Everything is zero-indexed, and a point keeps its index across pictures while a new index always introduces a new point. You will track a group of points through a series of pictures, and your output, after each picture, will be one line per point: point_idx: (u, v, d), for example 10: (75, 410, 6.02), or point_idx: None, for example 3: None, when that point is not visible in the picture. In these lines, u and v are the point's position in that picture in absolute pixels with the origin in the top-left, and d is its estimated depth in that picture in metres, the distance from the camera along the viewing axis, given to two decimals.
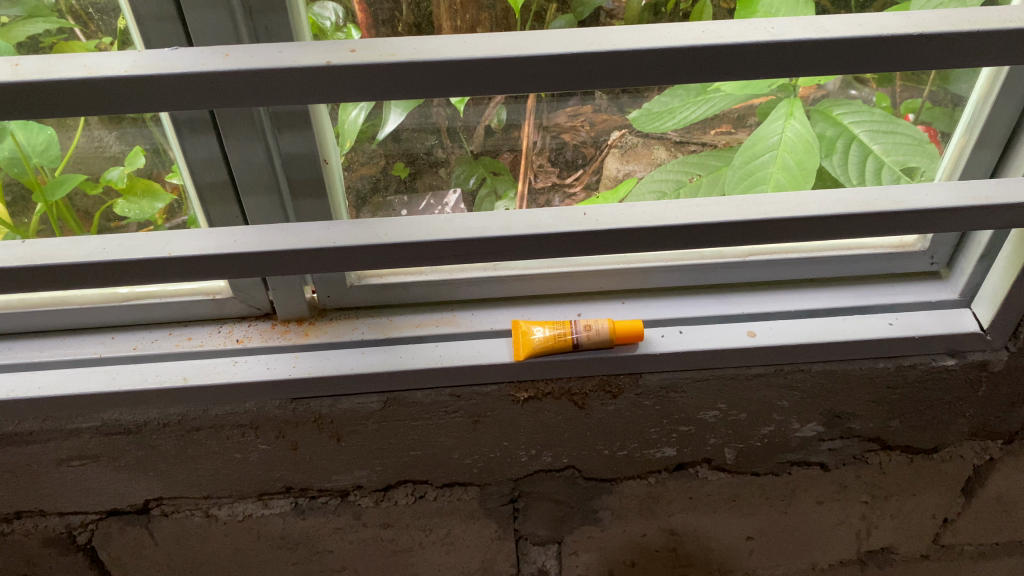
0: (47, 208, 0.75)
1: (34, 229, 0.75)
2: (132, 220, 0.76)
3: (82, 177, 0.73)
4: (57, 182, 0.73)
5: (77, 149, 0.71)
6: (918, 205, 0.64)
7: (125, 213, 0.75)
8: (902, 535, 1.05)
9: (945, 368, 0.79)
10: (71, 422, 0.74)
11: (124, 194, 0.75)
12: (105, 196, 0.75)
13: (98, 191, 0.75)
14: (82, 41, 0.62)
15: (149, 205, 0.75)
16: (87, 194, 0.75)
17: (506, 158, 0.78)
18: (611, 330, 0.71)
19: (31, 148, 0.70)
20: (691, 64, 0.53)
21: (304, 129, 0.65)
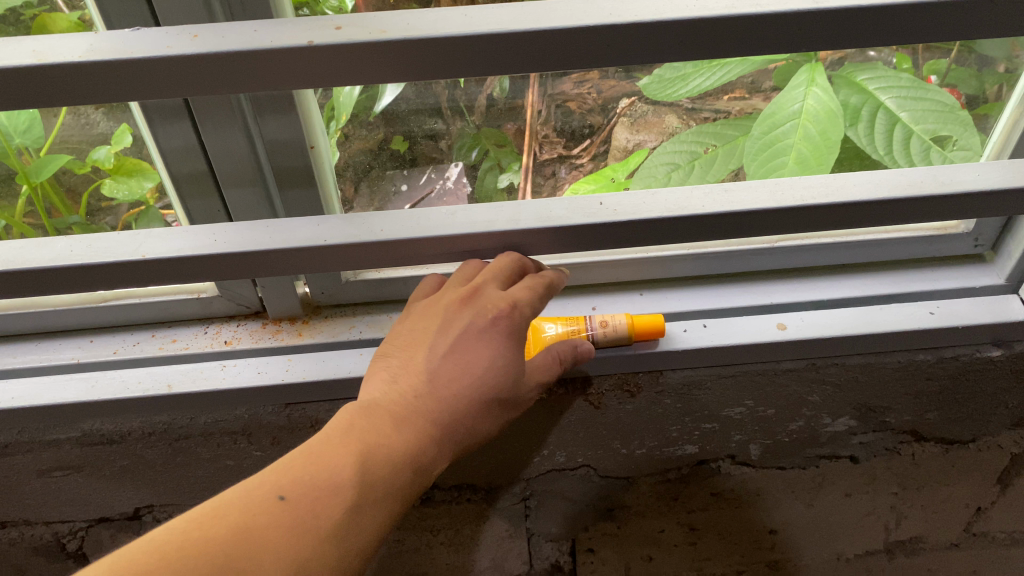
0: (31, 190, 0.70)
1: (20, 212, 0.71)
2: (122, 202, 0.70)
3: (68, 157, 0.68)
4: (42, 162, 0.68)
5: (61, 129, 0.66)
6: (970, 187, 0.58)
7: (115, 193, 0.69)
8: (933, 524, 1.00)
9: (990, 359, 0.73)
10: (49, 433, 0.69)
11: (111, 174, 0.68)
12: (94, 175, 0.69)
13: (87, 170, 0.69)
14: (64, 13, 0.56)
15: (138, 185, 0.68)
16: (75, 172, 0.70)
17: (510, 129, 0.71)
18: (630, 326, 0.65)
19: (12, 127, 0.65)
20: (722, 37, 0.46)
21: (288, 114, 0.58)
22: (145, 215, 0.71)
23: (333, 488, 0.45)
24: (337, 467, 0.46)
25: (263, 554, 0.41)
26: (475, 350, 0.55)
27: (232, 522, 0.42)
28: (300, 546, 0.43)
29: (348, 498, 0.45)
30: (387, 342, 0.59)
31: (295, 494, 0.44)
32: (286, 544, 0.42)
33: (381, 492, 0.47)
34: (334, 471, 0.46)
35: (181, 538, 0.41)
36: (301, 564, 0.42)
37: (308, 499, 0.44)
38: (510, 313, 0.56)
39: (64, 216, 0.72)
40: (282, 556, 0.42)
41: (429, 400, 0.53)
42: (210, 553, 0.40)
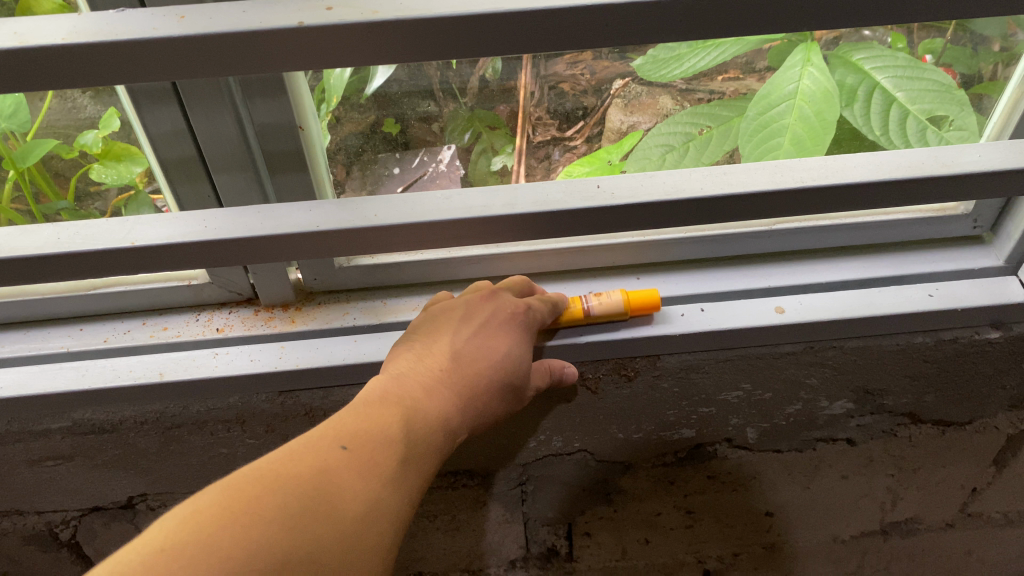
0: (18, 176, 0.68)
1: (7, 198, 0.70)
2: (110, 185, 0.69)
3: (55, 141, 0.67)
4: (28, 148, 0.66)
5: (48, 113, 0.64)
6: (971, 168, 0.57)
7: (102, 177, 0.68)
8: (928, 505, 1.01)
9: (988, 340, 0.72)
10: (39, 423, 0.68)
11: (99, 159, 0.67)
12: (82, 159, 0.68)
13: (75, 155, 0.68)
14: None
15: (127, 169, 0.67)
16: (63, 157, 0.68)
17: (503, 111, 0.70)
18: (625, 299, 0.65)
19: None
20: (721, 16, 0.45)
21: (279, 98, 0.57)
22: (135, 199, 0.70)
23: (387, 440, 0.49)
24: (386, 424, 0.50)
25: (342, 488, 0.44)
26: (498, 335, 0.60)
27: (308, 461, 0.45)
28: (370, 486, 0.45)
29: (401, 449, 0.49)
30: (405, 333, 0.63)
31: (356, 443, 0.47)
32: (359, 481, 0.45)
33: (424, 449, 0.51)
34: (385, 427, 0.50)
35: (265, 477, 0.43)
36: (375, 499, 0.45)
37: (368, 451, 0.47)
38: (526, 311, 0.62)
39: (52, 201, 0.71)
40: (357, 491, 0.45)
41: (456, 376, 0.57)
42: (298, 486, 0.43)
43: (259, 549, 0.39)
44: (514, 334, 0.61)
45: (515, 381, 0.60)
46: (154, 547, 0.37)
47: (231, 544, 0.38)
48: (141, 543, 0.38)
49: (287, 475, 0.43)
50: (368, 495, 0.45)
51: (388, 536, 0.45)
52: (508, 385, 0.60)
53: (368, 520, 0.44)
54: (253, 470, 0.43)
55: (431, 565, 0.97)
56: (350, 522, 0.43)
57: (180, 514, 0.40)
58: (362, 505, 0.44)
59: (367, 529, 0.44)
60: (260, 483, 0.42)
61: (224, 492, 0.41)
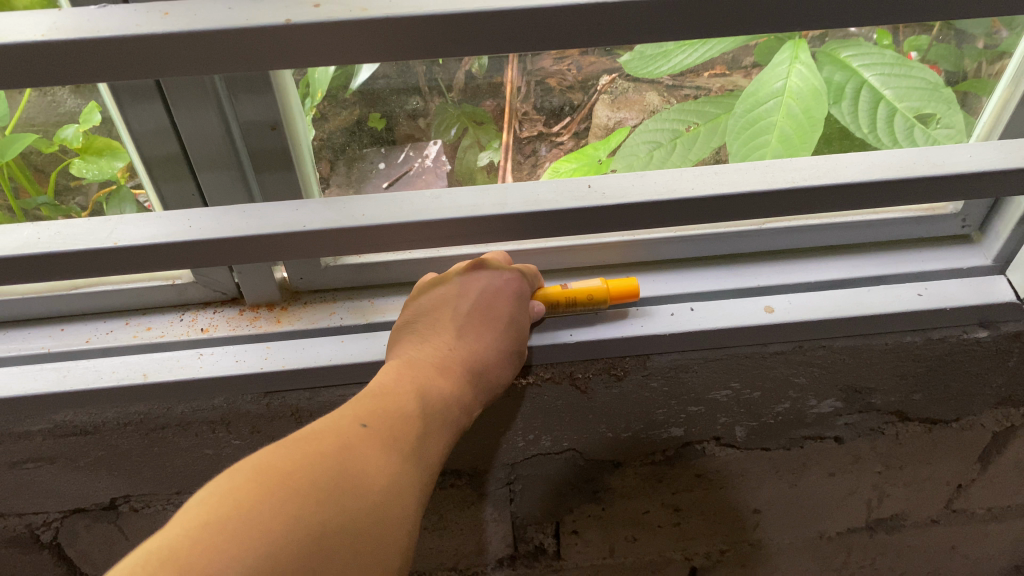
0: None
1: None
2: (91, 180, 0.67)
3: (35, 135, 0.66)
4: (6, 141, 0.65)
5: (27, 107, 0.64)
6: (962, 168, 0.57)
7: (83, 173, 0.67)
8: (914, 502, 1.01)
9: (976, 340, 0.72)
10: (19, 425, 0.67)
11: (81, 153, 0.66)
12: (62, 154, 0.67)
13: (55, 149, 0.67)
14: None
15: (109, 165, 0.66)
16: (42, 151, 0.67)
17: (490, 106, 0.70)
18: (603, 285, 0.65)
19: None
20: (714, 16, 0.45)
21: (264, 94, 0.56)
22: (117, 195, 0.69)
23: (400, 420, 0.51)
24: (397, 404, 0.53)
25: (368, 465, 0.46)
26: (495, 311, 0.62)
27: (333, 441, 0.46)
28: (390, 463, 0.48)
29: (413, 428, 0.52)
30: (404, 311, 0.64)
31: (373, 424, 0.50)
32: (381, 457, 0.47)
33: (434, 428, 0.54)
34: (397, 407, 0.52)
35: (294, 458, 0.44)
36: (397, 474, 0.48)
37: (384, 430, 0.50)
38: (517, 281, 0.64)
39: (31, 196, 0.70)
40: (379, 468, 0.47)
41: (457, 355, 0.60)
42: (329, 463, 0.44)
43: (298, 523, 0.40)
44: (511, 307, 0.63)
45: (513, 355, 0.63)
46: (199, 524, 0.38)
47: (273, 518, 0.39)
48: (181, 522, 0.39)
49: (316, 454, 0.45)
50: (391, 471, 0.47)
51: (411, 511, 0.48)
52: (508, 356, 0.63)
53: (391, 495, 0.46)
54: (284, 450, 0.44)
55: (418, 564, 0.97)
56: (378, 498, 0.45)
57: (217, 493, 0.40)
58: (386, 481, 0.47)
59: (393, 504, 0.46)
60: (292, 462, 0.43)
61: (259, 471, 0.42)
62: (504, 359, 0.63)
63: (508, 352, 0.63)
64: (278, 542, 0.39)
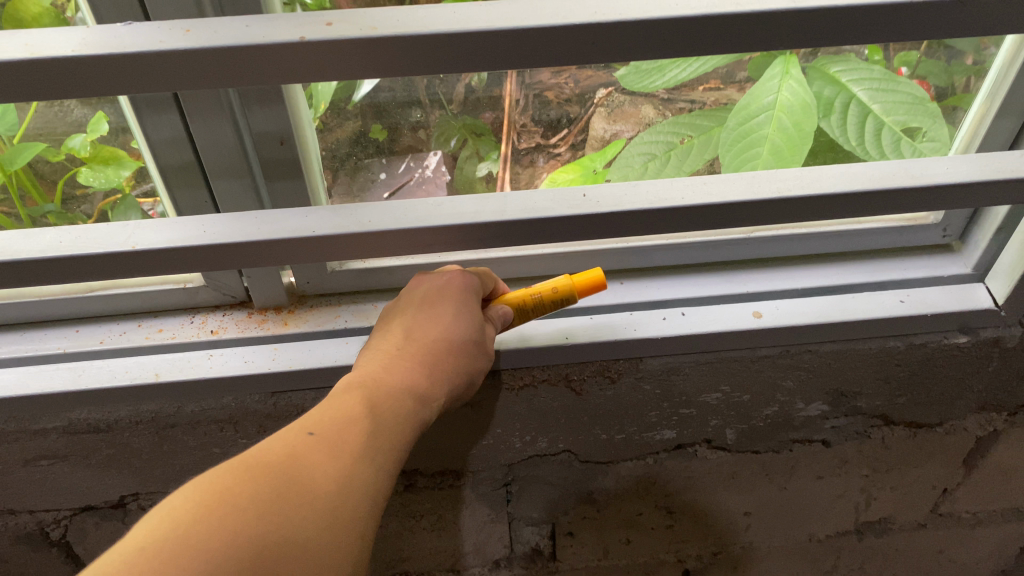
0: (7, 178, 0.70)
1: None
2: (97, 188, 0.71)
3: (44, 144, 0.69)
4: (15, 150, 0.68)
5: (35, 117, 0.66)
6: (939, 180, 0.60)
7: (90, 181, 0.70)
8: (901, 505, 1.04)
9: (957, 345, 0.75)
10: (35, 422, 0.69)
11: (88, 162, 0.69)
12: (69, 162, 0.70)
13: (62, 158, 0.70)
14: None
15: (115, 174, 0.69)
16: (50, 160, 0.70)
17: (488, 117, 0.73)
18: (568, 284, 0.64)
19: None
20: (701, 36, 0.48)
21: (276, 106, 0.59)
22: (122, 203, 0.72)
23: (348, 425, 0.50)
24: (347, 408, 0.51)
25: (310, 467, 0.46)
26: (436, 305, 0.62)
27: (274, 453, 0.46)
28: (339, 472, 0.47)
29: (364, 429, 0.50)
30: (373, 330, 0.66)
31: (317, 430, 0.49)
32: (327, 467, 0.46)
33: (390, 426, 0.53)
34: (346, 408, 0.51)
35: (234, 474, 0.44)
36: (345, 475, 0.47)
37: (333, 438, 0.49)
38: (463, 275, 0.64)
39: (38, 204, 0.72)
40: (327, 479, 0.46)
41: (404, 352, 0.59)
42: (269, 471, 0.44)
43: (232, 544, 0.40)
44: (454, 297, 0.62)
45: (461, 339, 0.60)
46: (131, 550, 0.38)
47: (205, 540, 0.39)
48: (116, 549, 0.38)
49: (254, 468, 0.44)
50: (338, 473, 0.47)
51: (367, 509, 0.47)
52: (465, 346, 0.61)
53: (339, 506, 0.45)
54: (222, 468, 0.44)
55: (417, 565, 0.99)
56: (323, 502, 0.45)
57: (154, 518, 0.40)
58: (332, 485, 0.46)
59: (340, 507, 0.45)
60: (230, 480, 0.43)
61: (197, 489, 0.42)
62: (464, 349, 0.61)
63: (465, 340, 0.61)
64: (213, 555, 0.39)
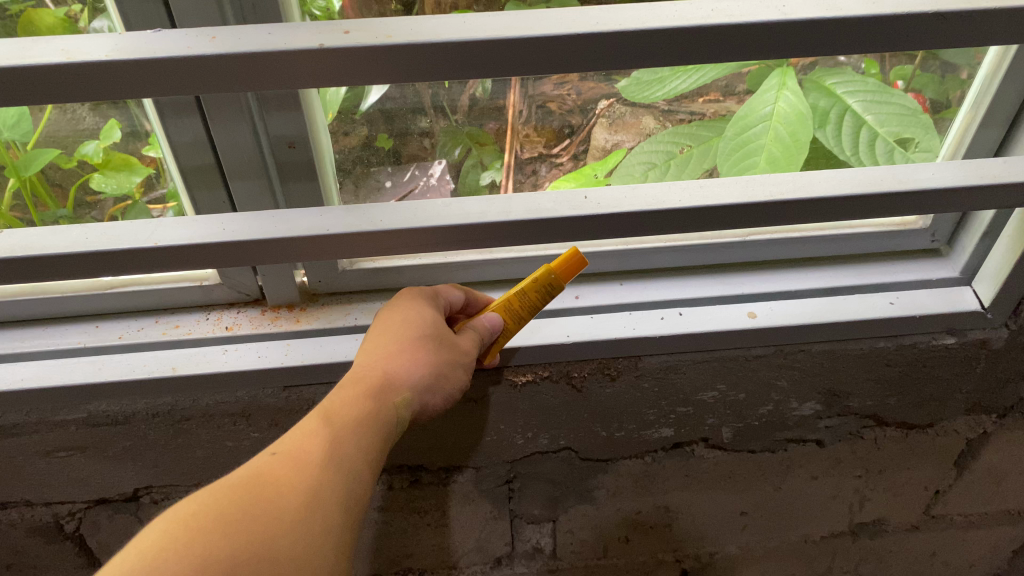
0: (21, 184, 0.73)
1: (7, 204, 0.74)
2: (109, 195, 0.75)
3: (58, 151, 0.73)
4: (30, 156, 0.72)
5: (49, 123, 0.70)
6: (925, 185, 0.63)
7: (102, 187, 0.74)
8: (894, 507, 1.06)
9: (945, 346, 0.78)
10: (56, 414, 0.72)
11: (100, 168, 0.73)
12: (80, 169, 0.73)
13: (74, 165, 0.73)
14: (50, 9, 0.61)
15: (126, 180, 0.73)
16: (61, 167, 0.74)
17: (492, 128, 0.76)
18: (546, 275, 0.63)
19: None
20: (697, 45, 0.51)
21: (293, 111, 0.62)
22: (133, 208, 0.75)
23: (312, 436, 0.52)
24: (311, 421, 0.53)
25: (277, 483, 0.48)
26: (403, 309, 0.63)
27: (241, 477, 0.48)
28: (305, 481, 0.49)
29: (327, 436, 0.52)
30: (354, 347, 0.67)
31: (283, 449, 0.51)
32: (293, 480, 0.48)
33: (356, 427, 0.54)
34: (308, 424, 0.53)
35: (204, 503, 0.45)
36: (314, 489, 0.48)
37: (299, 451, 0.51)
38: (429, 291, 0.67)
39: (50, 209, 0.75)
40: (294, 490, 0.48)
41: (374, 355, 0.60)
42: (235, 493, 0.46)
43: (204, 562, 0.42)
44: (419, 302, 0.64)
45: (427, 335, 0.62)
46: None
47: (174, 564, 0.41)
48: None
49: (227, 493, 0.46)
50: (307, 489, 0.48)
51: (337, 512, 0.49)
52: (429, 343, 0.61)
53: (309, 514, 0.47)
54: (193, 495, 0.45)
55: (420, 561, 1.02)
56: (291, 512, 0.46)
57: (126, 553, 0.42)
58: (302, 502, 0.47)
59: (312, 520, 0.47)
60: (204, 507, 0.45)
61: (168, 520, 0.44)
62: (424, 344, 0.61)
63: (423, 336, 0.62)
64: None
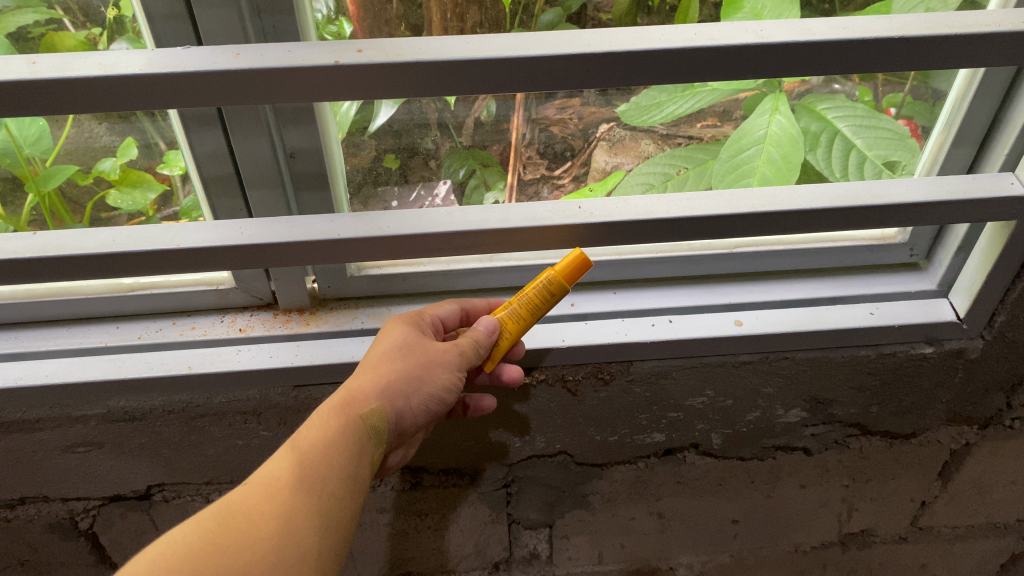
0: (40, 198, 0.77)
1: (26, 219, 0.78)
2: (124, 211, 0.79)
3: (74, 168, 0.77)
4: (50, 172, 0.76)
5: (68, 139, 0.75)
6: (898, 199, 0.67)
7: (118, 203, 0.79)
8: (882, 517, 1.09)
9: (923, 355, 0.82)
10: (78, 409, 0.76)
11: (116, 184, 0.78)
12: (96, 186, 0.78)
13: (90, 181, 0.78)
14: (72, 32, 0.65)
15: (143, 196, 0.78)
16: (78, 184, 0.78)
17: (495, 151, 0.80)
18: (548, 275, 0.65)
19: (23, 139, 0.73)
20: (682, 64, 0.55)
21: (308, 124, 0.66)
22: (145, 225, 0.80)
23: (284, 463, 0.55)
24: (284, 448, 0.57)
25: (250, 516, 0.52)
26: (385, 331, 0.68)
27: (216, 512, 0.51)
28: (277, 512, 0.52)
29: (298, 461, 0.56)
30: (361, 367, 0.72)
31: (257, 479, 0.55)
32: (265, 513, 0.52)
33: (327, 446, 0.57)
34: (282, 453, 0.56)
35: (182, 540, 0.49)
36: (286, 514, 0.53)
37: (271, 480, 0.54)
38: (420, 313, 0.71)
39: (67, 224, 0.80)
40: (267, 522, 0.52)
41: (357, 371, 0.65)
42: (210, 530, 0.50)
43: None
44: (398, 323, 0.68)
45: (397, 350, 0.65)
46: None
47: None
48: None
49: (203, 531, 0.50)
50: (279, 516, 0.52)
51: (309, 538, 0.53)
52: (398, 356, 0.65)
53: (280, 543, 0.51)
54: (171, 536, 0.49)
55: (420, 565, 1.05)
56: (263, 544, 0.50)
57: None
58: (273, 529, 0.51)
59: (284, 544, 0.51)
60: (182, 545, 0.49)
61: (150, 559, 0.48)
62: (394, 355, 0.65)
63: (394, 349, 0.65)
64: None
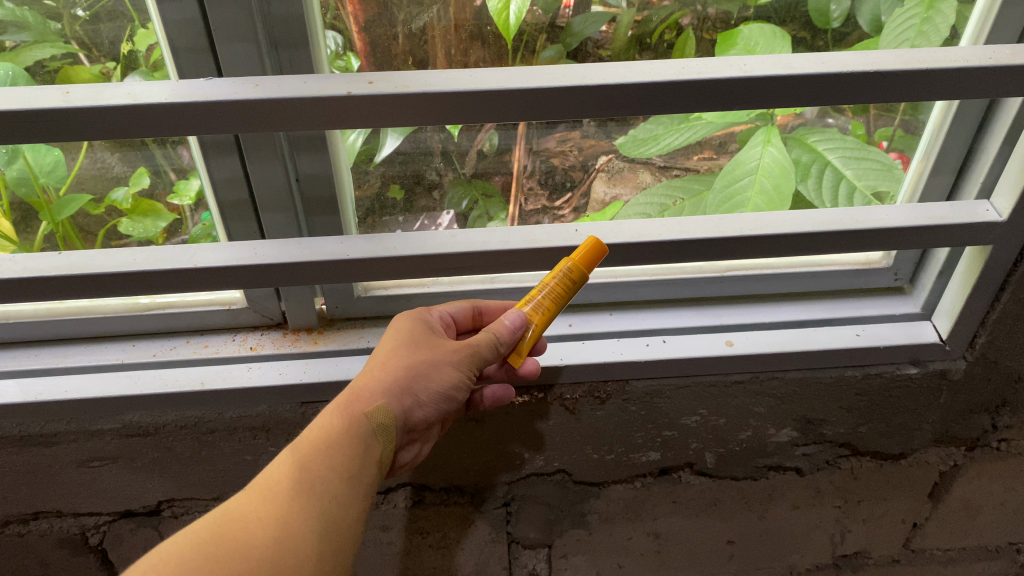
0: (54, 226, 0.81)
1: (38, 246, 0.82)
2: (135, 238, 0.82)
3: (87, 197, 0.80)
4: (63, 201, 0.80)
5: (81, 166, 0.78)
6: (879, 224, 0.70)
7: (129, 231, 0.82)
8: (874, 539, 1.11)
9: (908, 376, 0.85)
10: (93, 424, 0.79)
11: (128, 213, 0.81)
12: (108, 215, 0.81)
13: (102, 211, 0.81)
14: (86, 65, 0.69)
15: (154, 224, 0.81)
16: (90, 213, 0.82)
17: (498, 181, 0.84)
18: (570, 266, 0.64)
19: (38, 169, 0.77)
20: (671, 96, 0.59)
21: (321, 152, 0.71)
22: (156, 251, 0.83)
23: (286, 466, 0.59)
24: (286, 453, 0.60)
25: (250, 518, 0.55)
26: (395, 327, 0.71)
27: (220, 515, 0.55)
28: (276, 514, 0.56)
29: (298, 464, 0.59)
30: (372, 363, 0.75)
31: (259, 483, 0.58)
32: (264, 515, 0.55)
33: (328, 450, 0.60)
34: (284, 458, 0.60)
35: (185, 541, 0.53)
36: (285, 516, 0.56)
37: (272, 484, 0.57)
38: (431, 312, 0.74)
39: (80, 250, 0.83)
40: (266, 524, 0.55)
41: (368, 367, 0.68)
42: (213, 530, 0.54)
43: None
44: (408, 321, 0.71)
45: (404, 347, 0.68)
46: None
47: None
48: None
49: (205, 531, 0.53)
50: (277, 518, 0.55)
51: (307, 538, 0.56)
52: (405, 353, 0.68)
53: (278, 543, 0.54)
54: (176, 536, 0.53)
55: None
56: (261, 543, 0.54)
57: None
58: (272, 529, 0.55)
59: (282, 544, 0.54)
60: (187, 544, 0.52)
61: (156, 558, 0.51)
62: (400, 351, 0.68)
63: (402, 347, 0.68)
64: None
